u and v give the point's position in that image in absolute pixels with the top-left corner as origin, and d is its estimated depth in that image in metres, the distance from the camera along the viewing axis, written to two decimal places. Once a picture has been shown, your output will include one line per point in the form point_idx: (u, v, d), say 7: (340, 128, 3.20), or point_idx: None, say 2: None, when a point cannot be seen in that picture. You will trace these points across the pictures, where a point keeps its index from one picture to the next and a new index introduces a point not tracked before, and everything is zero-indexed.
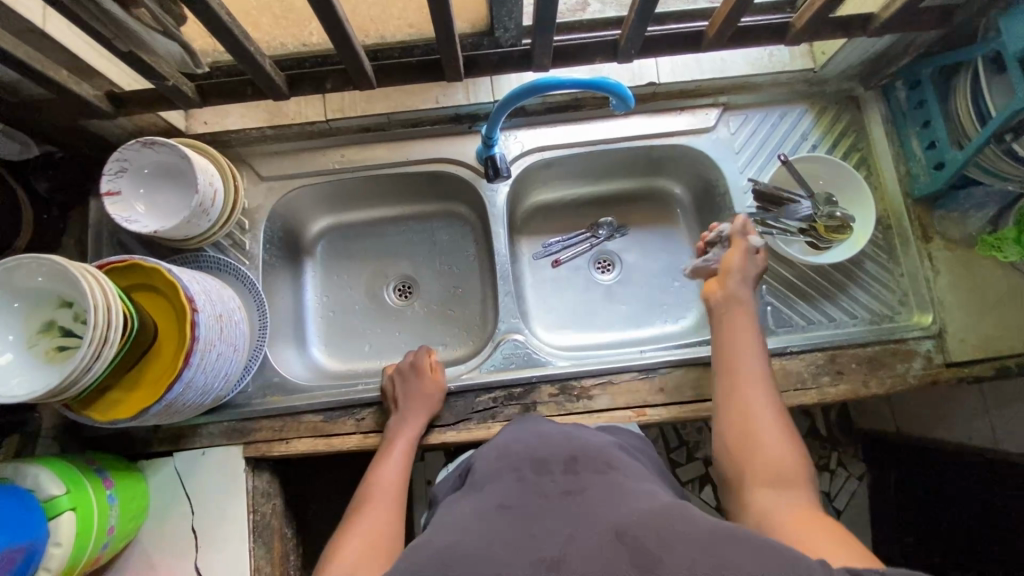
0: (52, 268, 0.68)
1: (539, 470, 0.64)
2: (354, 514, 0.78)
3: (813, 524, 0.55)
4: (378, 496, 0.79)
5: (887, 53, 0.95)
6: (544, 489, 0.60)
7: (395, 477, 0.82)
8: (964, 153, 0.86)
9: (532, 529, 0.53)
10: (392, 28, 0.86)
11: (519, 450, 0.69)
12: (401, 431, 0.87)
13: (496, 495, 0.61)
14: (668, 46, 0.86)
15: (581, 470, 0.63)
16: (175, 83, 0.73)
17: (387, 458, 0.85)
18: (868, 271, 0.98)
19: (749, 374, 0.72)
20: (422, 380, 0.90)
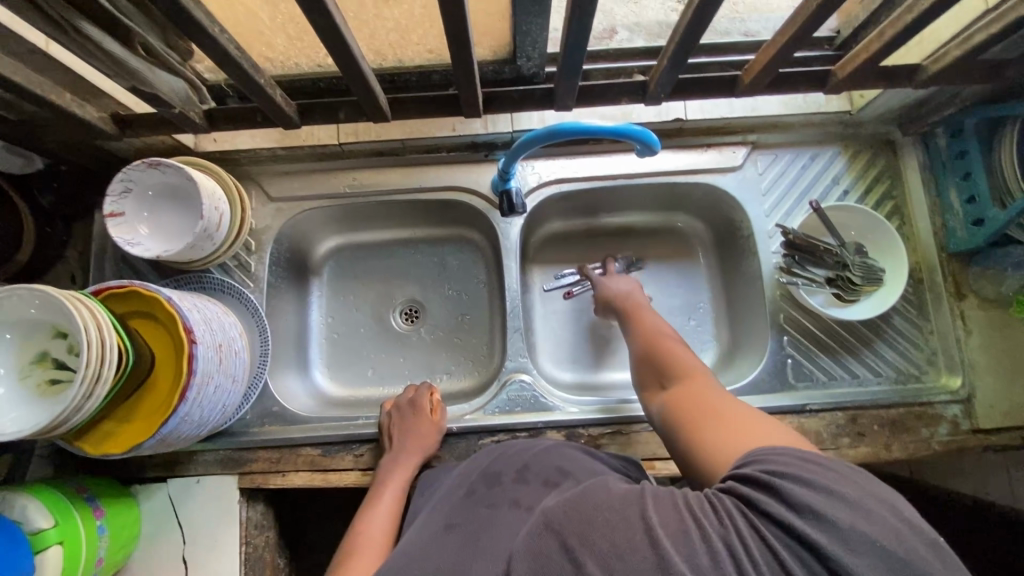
0: (47, 300, 0.66)
1: (489, 483, 0.65)
2: (340, 558, 0.73)
3: (744, 419, 0.59)
4: (367, 539, 0.75)
5: (930, 100, 0.90)
6: (492, 501, 0.61)
7: (385, 522, 0.77)
8: (1007, 215, 0.81)
9: (479, 542, 0.54)
10: (410, 53, 0.82)
11: (475, 467, 0.71)
12: (394, 473, 0.83)
13: (444, 514, 0.62)
14: (701, 88, 0.81)
15: (530, 479, 0.65)
16: (182, 111, 0.71)
17: (378, 500, 0.80)
18: (896, 327, 0.93)
19: (669, 346, 0.76)
20: (421, 417, 0.87)
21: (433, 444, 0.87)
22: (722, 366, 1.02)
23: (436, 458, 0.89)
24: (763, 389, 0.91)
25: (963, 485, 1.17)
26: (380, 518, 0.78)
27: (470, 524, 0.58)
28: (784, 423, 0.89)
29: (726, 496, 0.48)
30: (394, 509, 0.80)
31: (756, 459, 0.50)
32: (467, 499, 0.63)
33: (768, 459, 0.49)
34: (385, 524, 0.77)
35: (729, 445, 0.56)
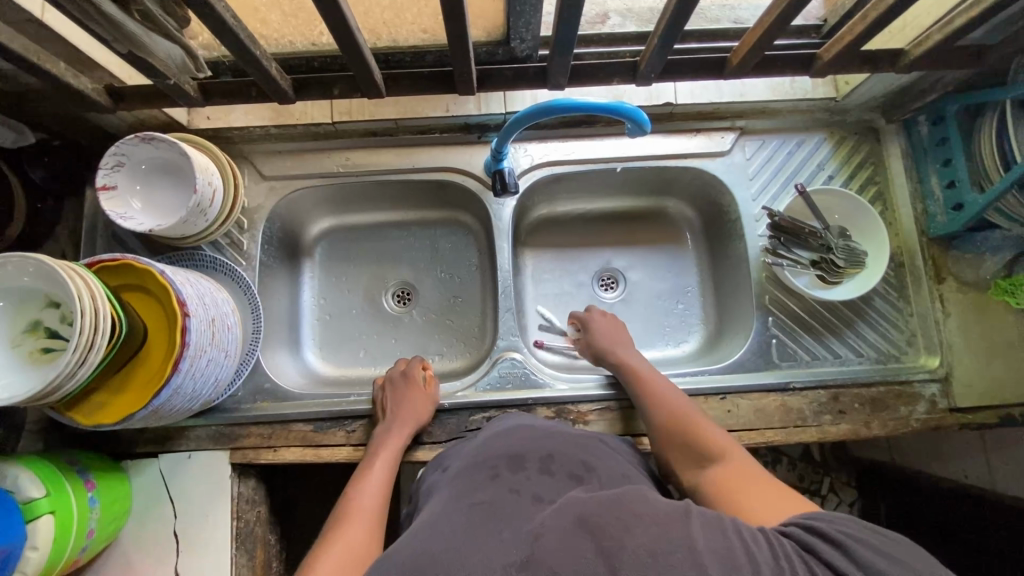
0: (41, 268, 0.66)
1: (513, 468, 0.63)
2: (328, 532, 0.74)
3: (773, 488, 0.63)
4: (355, 512, 0.75)
5: (913, 88, 0.93)
6: (517, 487, 0.59)
7: (375, 496, 0.78)
8: (984, 199, 0.84)
9: (501, 534, 0.52)
10: (404, 32, 0.83)
11: (497, 447, 0.68)
12: (385, 443, 0.84)
13: (468, 492, 0.60)
14: (691, 70, 0.83)
15: (556, 471, 0.63)
16: (176, 82, 0.71)
17: (369, 471, 0.81)
18: (878, 309, 0.96)
19: (685, 412, 0.79)
20: (416, 391, 0.88)
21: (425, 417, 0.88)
22: (708, 348, 1.04)
23: (427, 434, 0.90)
24: (748, 367, 0.94)
25: (940, 466, 1.20)
26: (370, 491, 0.79)
27: (497, 511, 0.56)
28: (768, 401, 0.91)
29: (786, 541, 0.50)
30: (384, 480, 0.81)
31: (816, 517, 0.53)
32: (491, 482, 0.61)
33: (831, 520, 0.51)
34: (375, 496, 0.78)
35: (782, 515, 0.59)
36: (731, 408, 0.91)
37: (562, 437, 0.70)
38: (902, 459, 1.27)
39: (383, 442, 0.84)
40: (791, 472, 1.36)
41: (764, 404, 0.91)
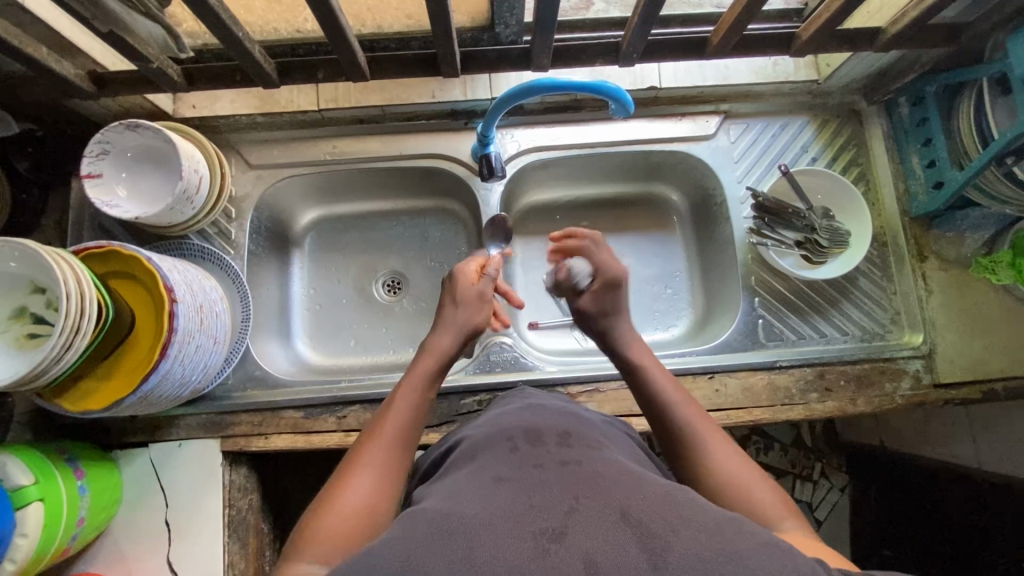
0: (25, 253, 0.66)
1: (533, 442, 0.60)
2: (359, 445, 0.61)
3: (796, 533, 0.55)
4: (390, 426, 0.63)
5: (892, 68, 0.94)
6: (540, 460, 0.56)
7: (414, 408, 0.65)
8: (963, 176, 0.85)
9: (532, 501, 0.47)
10: (389, 18, 0.84)
11: (512, 421, 0.66)
12: (433, 349, 0.72)
13: (489, 467, 0.56)
14: (673, 51, 0.84)
15: (576, 443, 0.60)
16: (159, 65, 0.71)
17: (414, 375, 0.69)
18: (862, 288, 0.97)
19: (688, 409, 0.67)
20: (479, 294, 0.79)
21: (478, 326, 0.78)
22: (697, 330, 1.05)
23: None
24: (735, 348, 0.95)
25: (928, 446, 1.22)
26: (410, 403, 0.66)
27: (522, 481, 0.51)
28: (755, 379, 0.92)
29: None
30: (428, 394, 0.68)
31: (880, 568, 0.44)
32: (512, 454, 0.58)
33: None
34: (413, 410, 0.65)
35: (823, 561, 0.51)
36: (719, 388, 0.92)
37: (577, 419, 0.68)
38: (890, 440, 1.29)
39: (436, 347, 0.73)
40: (783, 457, 1.36)
41: (751, 383, 0.92)
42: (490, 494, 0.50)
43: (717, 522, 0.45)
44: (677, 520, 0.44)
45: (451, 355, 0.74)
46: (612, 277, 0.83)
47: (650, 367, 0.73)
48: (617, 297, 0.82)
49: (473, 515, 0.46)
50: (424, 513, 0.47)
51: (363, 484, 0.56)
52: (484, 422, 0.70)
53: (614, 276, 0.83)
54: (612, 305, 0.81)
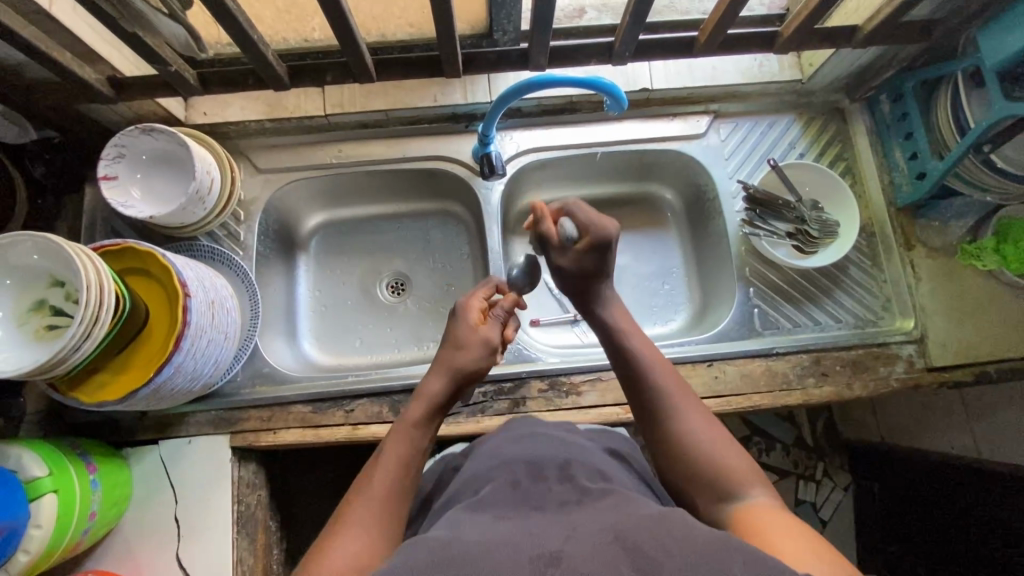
0: (47, 246, 0.68)
1: (533, 477, 0.64)
2: (347, 501, 0.64)
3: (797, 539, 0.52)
4: (379, 479, 0.65)
5: (873, 66, 0.99)
6: (541, 497, 0.59)
7: (403, 456, 0.68)
8: (943, 165, 0.89)
9: (530, 530, 0.52)
10: (392, 26, 0.89)
11: (513, 453, 0.70)
12: (427, 393, 0.74)
13: (489, 500, 0.60)
14: (663, 50, 0.88)
15: (575, 476, 0.64)
16: (177, 69, 0.75)
17: (406, 420, 0.72)
18: (852, 276, 1.00)
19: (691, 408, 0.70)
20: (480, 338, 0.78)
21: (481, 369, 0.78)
22: (696, 323, 1.08)
23: None
24: (732, 336, 0.97)
25: (927, 440, 1.25)
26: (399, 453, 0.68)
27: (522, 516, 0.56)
28: (753, 366, 0.95)
29: None
30: (421, 440, 0.71)
31: None
32: (512, 489, 0.62)
33: None
34: (403, 458, 0.67)
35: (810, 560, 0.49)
36: (718, 374, 0.94)
37: (575, 450, 0.72)
38: (891, 436, 1.33)
39: (431, 394, 0.74)
40: (786, 457, 1.45)
41: (749, 369, 0.94)
42: (488, 524, 0.54)
43: (719, 538, 0.47)
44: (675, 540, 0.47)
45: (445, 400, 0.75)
46: (601, 238, 0.77)
47: (632, 333, 0.78)
48: (603, 257, 0.79)
49: (472, 546, 0.48)
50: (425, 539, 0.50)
51: (350, 538, 0.58)
52: (487, 453, 0.74)
53: (603, 234, 0.77)
54: (592, 268, 0.79)
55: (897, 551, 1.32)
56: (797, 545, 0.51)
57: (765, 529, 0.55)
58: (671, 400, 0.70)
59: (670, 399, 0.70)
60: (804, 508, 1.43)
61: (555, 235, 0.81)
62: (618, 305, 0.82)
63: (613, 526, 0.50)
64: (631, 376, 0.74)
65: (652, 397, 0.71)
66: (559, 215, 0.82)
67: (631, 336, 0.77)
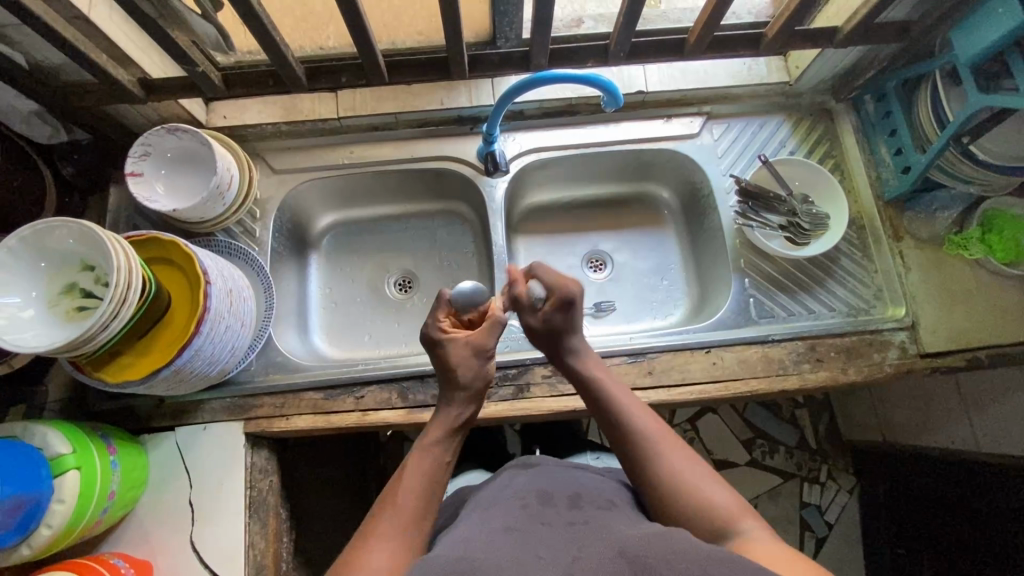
0: (81, 232, 0.73)
1: (543, 501, 0.69)
2: (372, 518, 0.66)
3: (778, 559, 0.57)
4: (406, 496, 0.67)
5: (855, 68, 1.04)
6: (548, 518, 0.65)
7: (430, 475, 0.70)
8: (926, 158, 0.93)
9: (539, 553, 0.57)
10: (402, 34, 0.97)
11: (520, 484, 0.74)
12: (448, 418, 0.77)
13: (500, 517, 0.65)
14: (654, 51, 0.94)
15: (585, 505, 0.69)
16: (204, 70, 0.83)
17: (429, 440, 0.74)
18: (844, 266, 1.04)
19: (666, 446, 0.72)
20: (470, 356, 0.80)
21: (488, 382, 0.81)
22: (694, 316, 1.11)
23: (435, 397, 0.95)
24: (729, 324, 1.00)
25: (929, 435, 1.26)
26: (424, 472, 0.70)
27: (531, 533, 0.61)
28: (749, 352, 0.98)
29: None
30: (445, 456, 0.74)
31: None
32: (521, 511, 0.67)
33: None
34: (429, 477, 0.70)
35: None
36: (717, 360, 0.97)
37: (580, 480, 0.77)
38: (893, 434, 1.34)
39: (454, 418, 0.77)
40: (789, 460, 1.46)
41: (747, 356, 0.97)
42: (501, 543, 0.59)
43: (716, 556, 0.53)
44: (677, 556, 0.53)
45: (466, 421, 0.78)
46: (563, 297, 0.82)
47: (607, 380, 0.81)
48: (569, 316, 0.83)
49: (478, 561, 0.55)
50: (437, 560, 0.55)
51: (378, 557, 0.61)
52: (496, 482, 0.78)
53: (565, 294, 0.82)
54: (561, 326, 0.83)
55: (905, 551, 1.32)
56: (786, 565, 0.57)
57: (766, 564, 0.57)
58: (651, 446, 0.72)
59: (650, 438, 0.73)
60: (810, 511, 1.44)
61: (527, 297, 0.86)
62: (589, 355, 0.85)
63: (619, 545, 0.57)
64: (611, 426, 0.76)
65: (632, 446, 0.73)
66: (528, 276, 0.89)
67: (603, 383, 0.80)
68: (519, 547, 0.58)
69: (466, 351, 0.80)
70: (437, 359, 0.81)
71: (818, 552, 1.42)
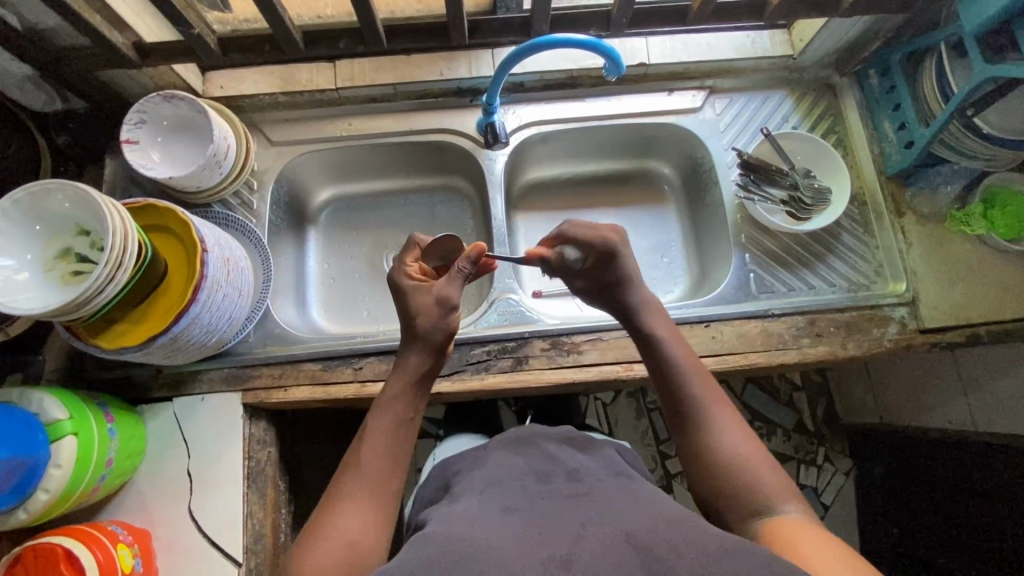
0: (77, 195, 0.72)
1: (541, 480, 0.70)
2: (338, 480, 0.66)
3: (818, 542, 0.58)
4: (367, 457, 0.67)
5: (860, 41, 1.03)
6: (549, 494, 0.65)
7: (390, 432, 0.69)
8: (930, 131, 0.92)
9: (538, 534, 0.56)
10: (402, 3, 0.96)
11: (517, 466, 0.74)
12: (409, 368, 0.73)
13: (499, 499, 0.65)
14: (658, 18, 0.93)
15: (583, 478, 0.70)
16: (200, 33, 0.82)
17: (388, 395, 0.72)
18: (846, 242, 1.03)
19: (723, 419, 0.72)
20: (436, 301, 0.74)
21: (453, 330, 0.75)
22: (694, 292, 1.11)
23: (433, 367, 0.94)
24: (729, 299, 1.00)
25: (927, 416, 1.26)
26: (383, 430, 0.69)
27: (529, 514, 0.61)
28: (749, 327, 0.97)
29: None
30: (408, 411, 0.72)
31: None
32: (522, 490, 0.67)
33: None
34: (390, 436, 0.69)
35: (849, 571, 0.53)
36: (716, 334, 0.97)
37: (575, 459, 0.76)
38: (891, 415, 1.34)
39: (414, 367, 0.73)
40: (787, 443, 1.47)
41: (746, 330, 0.97)
42: (501, 523, 0.59)
43: (722, 547, 0.52)
44: (684, 544, 0.53)
45: (429, 370, 0.74)
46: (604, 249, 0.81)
47: (675, 341, 0.78)
48: (607, 270, 0.82)
49: (476, 543, 0.55)
50: (442, 539, 0.56)
51: (344, 522, 0.62)
52: (488, 464, 0.76)
53: (604, 246, 0.81)
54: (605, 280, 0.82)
55: (900, 531, 1.33)
56: (820, 549, 0.57)
57: (800, 545, 0.57)
58: (704, 411, 0.72)
59: (705, 409, 0.72)
60: (806, 493, 1.45)
61: (559, 259, 0.84)
62: (656, 308, 0.82)
63: (624, 528, 0.56)
64: (667, 383, 0.76)
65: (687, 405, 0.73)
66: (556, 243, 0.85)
67: (670, 342, 0.78)
68: (521, 528, 0.58)
69: (428, 300, 0.75)
70: (399, 304, 0.77)
71: None
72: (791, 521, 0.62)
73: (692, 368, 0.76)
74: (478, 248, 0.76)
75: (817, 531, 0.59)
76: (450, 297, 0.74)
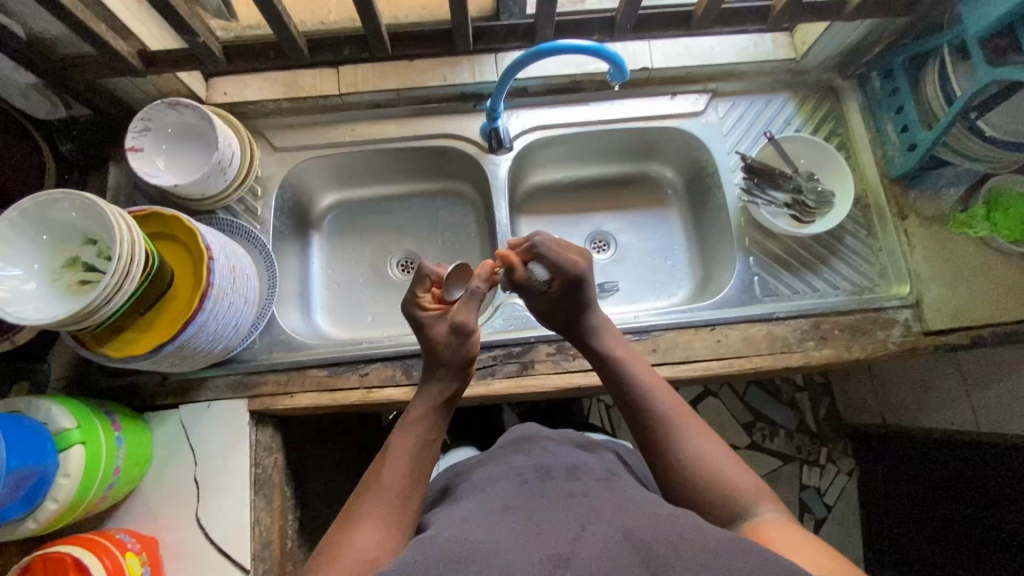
0: (84, 205, 0.72)
1: (542, 477, 0.69)
2: (357, 498, 0.67)
3: (799, 543, 0.59)
4: (389, 476, 0.68)
5: (862, 44, 1.03)
6: (548, 492, 0.65)
7: (412, 453, 0.70)
8: (934, 134, 0.92)
9: (540, 532, 0.56)
10: (405, 9, 0.96)
11: (519, 461, 0.74)
12: (432, 393, 0.77)
13: (499, 497, 0.65)
14: (662, 23, 0.93)
15: (582, 477, 0.70)
16: (204, 41, 0.82)
17: (412, 418, 0.74)
18: (849, 245, 1.03)
19: (690, 424, 0.72)
20: (452, 333, 0.77)
21: (472, 355, 0.79)
22: (698, 295, 1.11)
23: None
24: (733, 302, 1.00)
25: (930, 416, 1.26)
26: (407, 449, 0.71)
27: (529, 510, 0.61)
28: (753, 330, 0.98)
29: None
30: (431, 434, 0.74)
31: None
32: (522, 486, 0.67)
33: None
34: (412, 456, 0.70)
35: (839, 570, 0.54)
36: (721, 338, 0.97)
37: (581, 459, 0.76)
38: (893, 415, 1.34)
39: (437, 393, 0.77)
40: (790, 443, 1.47)
41: (751, 333, 0.97)
42: (502, 523, 0.59)
43: (726, 546, 0.52)
44: (683, 542, 0.53)
45: (454, 394, 0.78)
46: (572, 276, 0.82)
47: (627, 358, 0.81)
48: (577, 295, 0.83)
49: (481, 543, 0.55)
50: (446, 539, 0.56)
51: (362, 539, 0.62)
52: (495, 460, 0.77)
53: (574, 272, 0.82)
54: (573, 303, 0.84)
55: (903, 531, 1.33)
56: (806, 550, 0.58)
57: (788, 546, 0.58)
58: (671, 419, 0.73)
59: (671, 417, 0.73)
60: (810, 494, 1.45)
61: (527, 279, 0.85)
62: (608, 332, 0.85)
63: (624, 527, 0.56)
64: (630, 395, 0.77)
65: (651, 416, 0.73)
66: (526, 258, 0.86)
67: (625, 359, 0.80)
68: (522, 525, 0.58)
69: (444, 331, 0.78)
70: (421, 335, 0.81)
71: (817, 533, 1.43)
72: (773, 521, 0.63)
73: (650, 381, 0.77)
74: (488, 266, 0.78)
75: (797, 531, 0.61)
76: (467, 330, 0.77)
